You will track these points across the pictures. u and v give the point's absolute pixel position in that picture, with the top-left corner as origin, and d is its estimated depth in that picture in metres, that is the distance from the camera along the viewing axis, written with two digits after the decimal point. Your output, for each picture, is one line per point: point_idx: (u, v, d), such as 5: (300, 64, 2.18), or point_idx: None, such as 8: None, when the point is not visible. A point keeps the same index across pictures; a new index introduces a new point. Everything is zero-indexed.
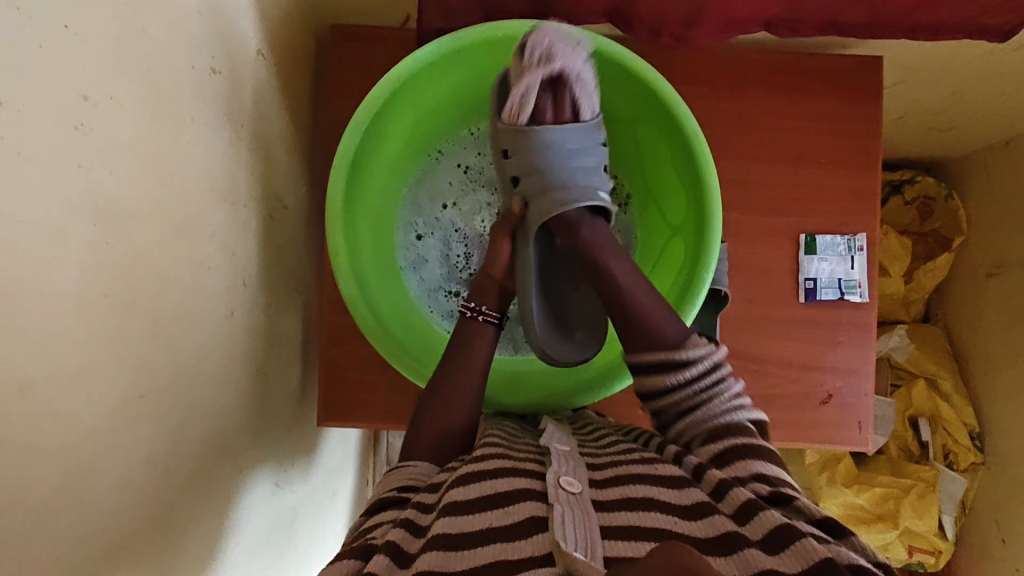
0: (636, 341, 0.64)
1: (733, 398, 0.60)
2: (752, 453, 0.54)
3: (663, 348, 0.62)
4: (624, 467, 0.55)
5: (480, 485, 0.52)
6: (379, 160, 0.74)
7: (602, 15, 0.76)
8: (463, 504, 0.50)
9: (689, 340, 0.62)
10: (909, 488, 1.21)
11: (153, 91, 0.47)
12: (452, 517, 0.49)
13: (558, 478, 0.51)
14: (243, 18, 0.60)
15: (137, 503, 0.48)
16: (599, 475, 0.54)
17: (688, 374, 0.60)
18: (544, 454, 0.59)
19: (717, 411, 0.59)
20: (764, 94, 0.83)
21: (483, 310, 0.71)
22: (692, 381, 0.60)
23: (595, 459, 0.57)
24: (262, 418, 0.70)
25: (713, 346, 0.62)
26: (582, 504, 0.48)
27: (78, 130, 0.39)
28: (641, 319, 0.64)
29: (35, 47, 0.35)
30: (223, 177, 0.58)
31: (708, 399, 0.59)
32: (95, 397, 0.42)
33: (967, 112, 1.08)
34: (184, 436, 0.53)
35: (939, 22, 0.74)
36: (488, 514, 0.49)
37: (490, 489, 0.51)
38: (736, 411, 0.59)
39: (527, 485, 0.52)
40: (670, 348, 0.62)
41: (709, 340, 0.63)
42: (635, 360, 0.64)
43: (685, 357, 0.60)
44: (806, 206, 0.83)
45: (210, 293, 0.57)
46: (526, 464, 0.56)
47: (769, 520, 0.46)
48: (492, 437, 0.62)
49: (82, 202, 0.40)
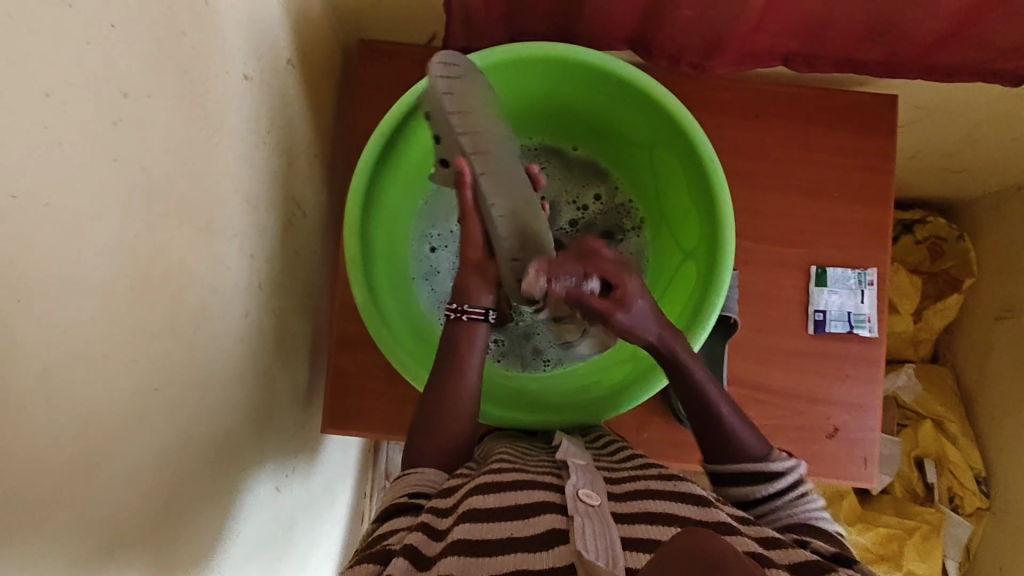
0: (715, 452, 0.65)
1: (815, 506, 0.61)
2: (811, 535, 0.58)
3: (751, 460, 0.63)
4: (643, 482, 0.55)
5: (498, 494, 0.52)
6: (398, 171, 0.75)
7: (624, 42, 0.79)
8: (483, 511, 0.50)
9: (773, 454, 0.63)
10: (912, 530, 1.19)
11: (188, 92, 0.48)
12: (472, 523, 0.49)
13: (577, 490, 0.52)
14: (276, 25, 0.62)
15: (143, 493, 0.48)
16: (617, 489, 0.54)
17: (776, 486, 0.61)
18: (560, 467, 0.58)
19: (799, 516, 0.60)
20: (781, 125, 0.84)
21: (466, 309, 0.68)
22: (780, 492, 0.61)
23: (611, 473, 0.57)
24: (268, 419, 0.71)
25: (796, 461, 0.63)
26: (603, 514, 0.48)
27: (115, 125, 0.40)
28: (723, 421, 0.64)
29: (83, 42, 0.37)
30: (248, 180, 0.60)
31: (788, 504, 0.61)
32: (112, 383, 0.43)
33: (980, 156, 1.09)
34: (192, 431, 0.53)
35: (954, 65, 0.76)
36: (508, 524, 0.49)
37: (510, 500, 0.52)
38: (818, 518, 0.60)
39: (548, 496, 0.52)
40: (757, 460, 0.63)
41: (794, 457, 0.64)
42: (718, 471, 0.64)
43: (771, 469, 0.62)
44: (818, 238, 0.84)
45: (227, 289, 0.57)
46: (545, 477, 0.56)
47: (798, 554, 0.48)
48: (505, 453, 0.62)
49: (114, 194, 0.41)
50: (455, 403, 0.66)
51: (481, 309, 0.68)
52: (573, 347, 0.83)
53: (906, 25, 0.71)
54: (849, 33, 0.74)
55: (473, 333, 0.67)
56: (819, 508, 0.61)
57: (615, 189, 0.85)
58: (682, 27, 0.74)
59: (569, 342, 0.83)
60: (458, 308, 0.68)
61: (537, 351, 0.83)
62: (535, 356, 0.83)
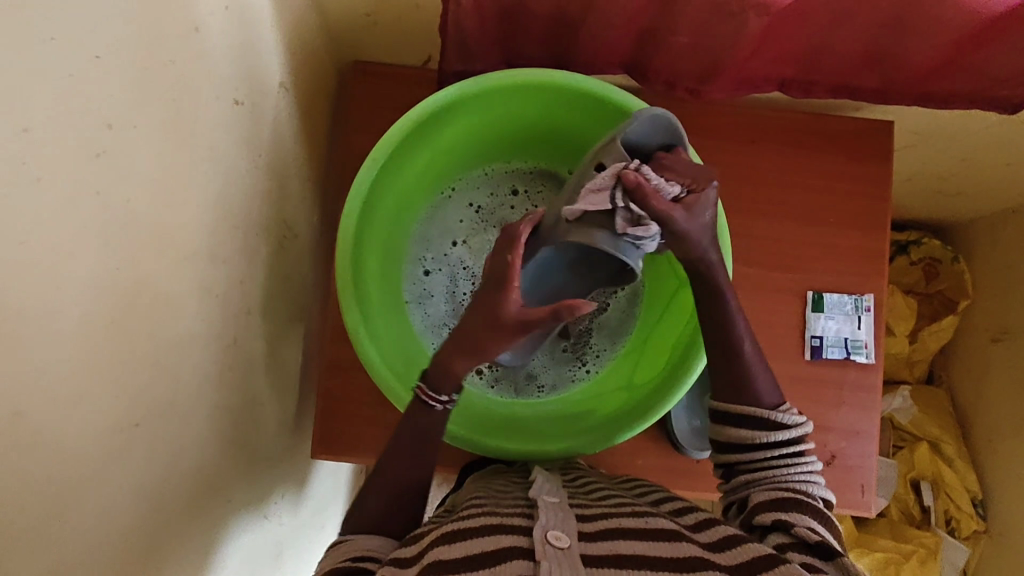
0: (734, 394, 0.60)
1: (810, 469, 0.58)
2: (796, 506, 0.55)
3: (758, 406, 0.59)
4: (615, 520, 0.53)
5: (464, 543, 0.49)
6: (391, 195, 0.74)
7: (619, 67, 0.79)
8: (447, 561, 0.48)
9: (784, 405, 0.59)
10: (910, 554, 1.17)
11: (174, 120, 0.47)
12: (434, 575, 0.46)
13: (547, 532, 0.49)
14: (267, 50, 0.61)
15: (123, 531, 0.46)
16: (588, 527, 0.51)
17: (778, 436, 0.58)
18: (533, 506, 0.56)
19: (787, 477, 0.57)
20: (776, 150, 0.84)
21: None
22: (782, 445, 0.58)
23: (584, 511, 0.55)
24: (255, 448, 0.69)
25: (804, 416, 0.60)
26: (572, 558, 0.46)
27: (98, 157, 0.39)
28: (746, 372, 0.60)
29: (66, 75, 0.36)
30: (237, 206, 0.59)
31: (785, 463, 0.58)
32: (92, 419, 0.41)
33: (975, 179, 1.10)
34: (175, 466, 0.52)
35: (950, 92, 0.77)
36: (472, 572, 0.46)
37: (476, 546, 0.49)
38: (807, 484, 0.57)
39: (515, 539, 0.49)
40: (767, 408, 0.59)
41: (800, 407, 0.61)
42: (717, 404, 0.61)
43: (778, 420, 0.58)
44: (814, 263, 0.84)
45: (212, 318, 0.56)
46: (514, 518, 0.53)
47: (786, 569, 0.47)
48: (476, 498, 0.60)
49: (96, 227, 0.40)
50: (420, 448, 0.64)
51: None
52: (568, 373, 0.82)
53: (902, 53, 0.71)
54: (845, 60, 0.74)
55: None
56: (810, 472, 0.58)
57: None
58: (677, 53, 0.73)
59: (564, 368, 0.82)
60: None
61: (531, 376, 0.82)
62: (529, 381, 0.82)
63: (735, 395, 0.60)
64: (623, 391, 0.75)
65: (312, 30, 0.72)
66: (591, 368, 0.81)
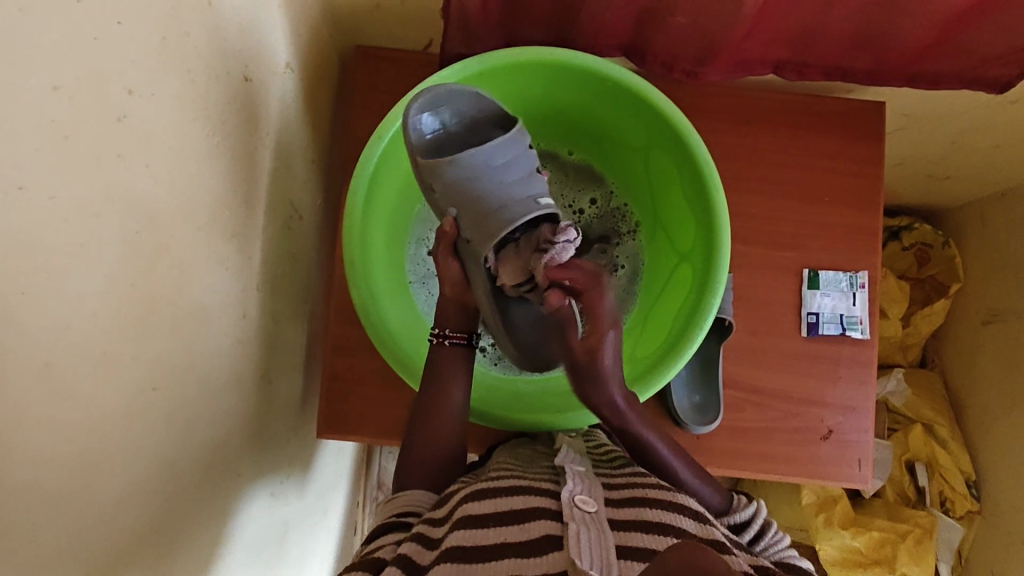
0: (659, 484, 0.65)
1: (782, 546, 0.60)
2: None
3: (711, 516, 0.62)
4: (640, 489, 0.54)
5: (494, 500, 0.52)
6: (396, 174, 0.75)
7: (618, 50, 0.80)
8: (477, 518, 0.50)
9: (734, 503, 0.63)
10: (906, 533, 1.19)
11: (190, 90, 0.48)
12: (465, 530, 0.49)
13: (573, 497, 0.51)
14: (274, 29, 0.62)
15: (141, 493, 0.47)
16: (614, 496, 0.53)
17: (744, 536, 0.60)
18: (559, 473, 0.57)
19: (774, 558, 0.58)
20: (771, 132, 0.86)
21: (448, 334, 0.70)
22: (753, 540, 0.60)
23: (610, 480, 0.56)
24: (264, 425, 0.70)
25: (755, 502, 0.64)
26: (600, 522, 0.48)
27: (121, 121, 0.41)
28: (689, 485, 0.64)
29: (91, 38, 0.37)
30: (246, 183, 0.60)
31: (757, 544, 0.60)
32: (114, 380, 0.42)
33: (965, 163, 1.12)
34: (190, 434, 0.53)
35: (940, 73, 0.79)
36: (503, 530, 0.49)
37: (505, 505, 0.51)
38: (787, 558, 0.59)
39: (544, 502, 0.51)
40: (719, 514, 0.62)
41: (747, 496, 0.65)
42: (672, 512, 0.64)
43: (736, 519, 0.62)
44: (809, 242, 0.85)
45: (225, 290, 0.57)
46: (542, 484, 0.54)
47: None
48: (504, 463, 0.61)
49: (117, 189, 0.41)
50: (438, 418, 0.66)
51: (463, 334, 0.70)
52: None
53: (894, 33, 0.73)
54: (838, 41, 0.76)
55: (452, 358, 0.69)
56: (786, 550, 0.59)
57: (610, 194, 0.85)
58: (675, 35, 0.75)
59: None
60: (438, 334, 0.70)
61: None
62: None
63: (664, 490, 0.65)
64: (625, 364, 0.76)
65: (316, 13, 0.73)
66: None
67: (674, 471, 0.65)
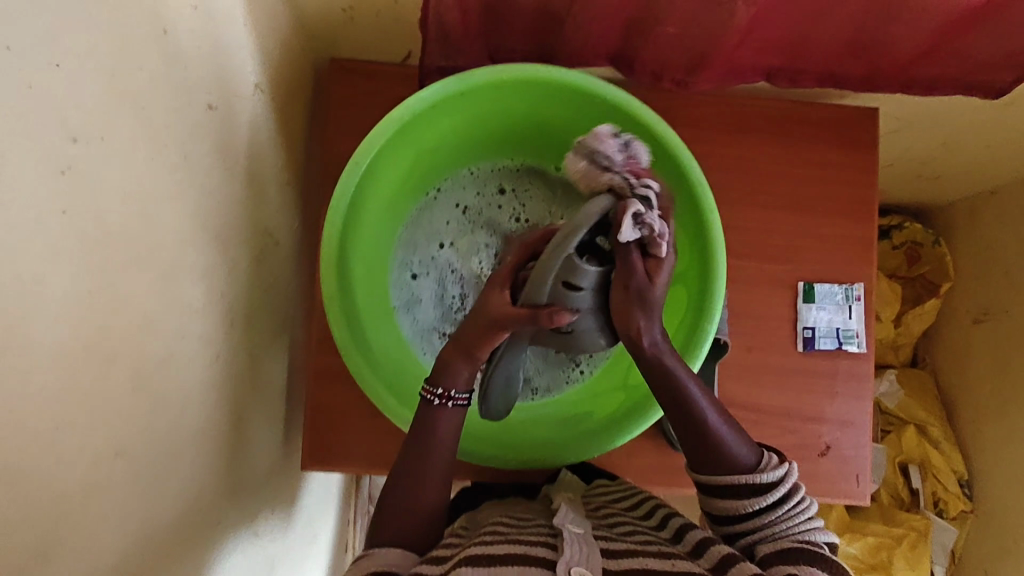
0: (709, 461, 0.58)
1: (804, 518, 0.56)
2: (811, 562, 0.51)
3: (737, 472, 0.58)
4: (641, 559, 0.49)
5: (488, 564, 0.47)
6: (377, 197, 0.72)
7: (605, 59, 0.77)
8: None
9: (765, 461, 0.58)
10: (901, 538, 1.19)
11: (146, 128, 0.45)
12: None
13: (571, 566, 0.47)
14: (240, 49, 0.58)
15: (107, 566, 0.43)
16: (613, 565, 0.48)
17: (768, 498, 0.56)
18: (557, 536, 0.54)
19: (791, 531, 0.55)
20: (763, 141, 0.84)
21: (454, 395, 0.62)
22: (775, 504, 0.56)
23: (609, 545, 0.52)
24: (243, 466, 0.66)
25: (787, 461, 0.58)
26: None
27: (65, 172, 0.37)
28: (718, 435, 0.58)
29: (25, 87, 0.33)
30: (214, 218, 0.56)
31: (777, 515, 0.55)
32: (67, 455, 0.39)
33: (955, 163, 1.10)
34: (159, 494, 0.49)
35: (935, 78, 0.76)
36: None
37: (499, 572, 0.47)
38: (809, 533, 0.55)
39: (538, 571, 0.47)
40: (746, 471, 0.57)
41: (778, 454, 0.60)
42: (701, 478, 0.59)
43: (763, 480, 0.56)
44: (804, 254, 0.83)
45: (194, 335, 0.53)
46: (536, 549, 0.50)
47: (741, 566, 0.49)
48: (497, 525, 0.57)
49: (64, 248, 0.37)
50: (434, 455, 0.61)
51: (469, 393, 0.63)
52: (563, 375, 0.79)
53: (890, 40, 0.71)
54: (833, 48, 0.73)
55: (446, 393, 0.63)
56: (810, 522, 0.55)
57: None
58: (663, 44, 0.72)
59: (558, 370, 0.78)
60: (444, 395, 0.62)
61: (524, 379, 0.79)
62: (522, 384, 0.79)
63: (709, 466, 0.58)
64: (621, 392, 0.73)
65: (285, 27, 0.69)
66: (586, 369, 0.78)
67: (709, 427, 0.59)
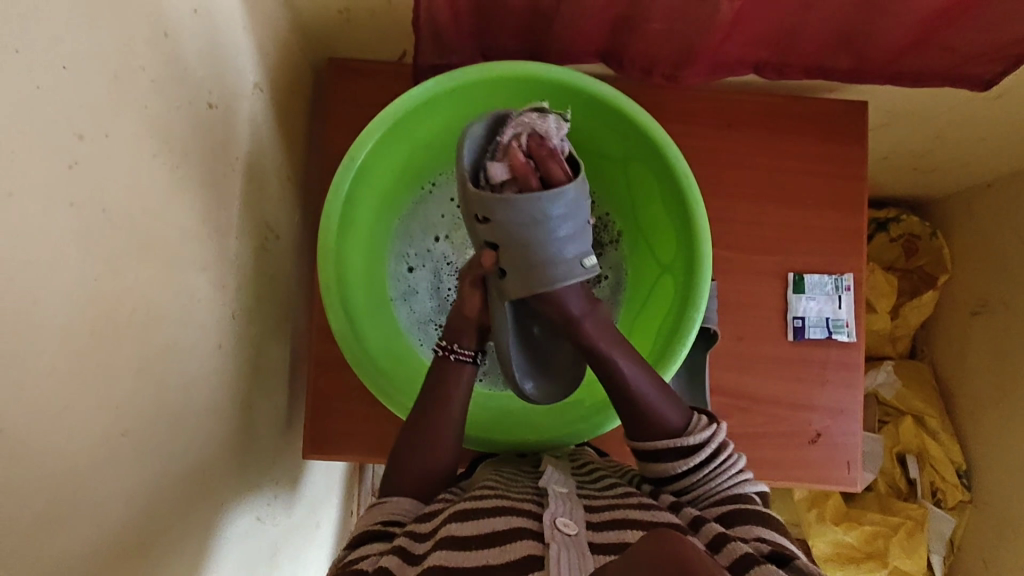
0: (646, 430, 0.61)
1: (737, 471, 0.59)
2: (749, 517, 0.54)
3: (669, 436, 0.61)
4: (621, 510, 0.52)
5: (477, 521, 0.51)
6: (372, 192, 0.74)
7: (596, 55, 0.78)
8: (460, 540, 0.49)
9: (693, 423, 0.61)
10: (897, 526, 1.20)
11: (150, 125, 0.47)
12: (448, 551, 0.48)
13: (555, 519, 0.49)
14: (239, 49, 0.60)
15: (114, 540, 0.46)
16: (597, 517, 0.51)
17: (696, 458, 0.59)
18: (543, 494, 0.56)
19: (721, 488, 0.58)
20: (753, 134, 0.85)
21: (455, 348, 0.67)
22: (702, 463, 0.59)
23: (593, 501, 0.55)
24: (246, 451, 0.69)
25: (715, 422, 0.61)
26: (579, 545, 0.47)
27: (72, 168, 0.39)
28: (647, 406, 0.62)
29: (33, 87, 0.36)
30: (215, 210, 0.58)
31: (708, 472, 0.58)
32: (77, 432, 0.41)
33: (949, 156, 1.11)
34: (164, 472, 0.52)
35: (922, 70, 0.77)
36: (484, 552, 0.47)
37: (487, 527, 0.50)
38: (738, 486, 0.58)
39: (524, 523, 0.50)
40: (674, 434, 0.61)
41: (709, 416, 0.63)
42: (637, 445, 0.62)
43: (690, 442, 0.59)
44: (794, 245, 0.85)
45: (197, 323, 0.56)
46: (525, 504, 0.53)
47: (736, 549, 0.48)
48: (489, 481, 0.60)
49: (72, 240, 0.40)
50: (435, 427, 0.64)
51: (471, 350, 0.67)
52: None
53: (876, 31, 0.72)
54: (819, 40, 0.74)
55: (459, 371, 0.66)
56: (740, 475, 0.59)
57: None
58: (652, 39, 0.74)
59: None
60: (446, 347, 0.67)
61: None
62: None
63: (639, 429, 0.62)
64: None
65: (283, 27, 0.71)
66: None
67: (639, 393, 0.62)
